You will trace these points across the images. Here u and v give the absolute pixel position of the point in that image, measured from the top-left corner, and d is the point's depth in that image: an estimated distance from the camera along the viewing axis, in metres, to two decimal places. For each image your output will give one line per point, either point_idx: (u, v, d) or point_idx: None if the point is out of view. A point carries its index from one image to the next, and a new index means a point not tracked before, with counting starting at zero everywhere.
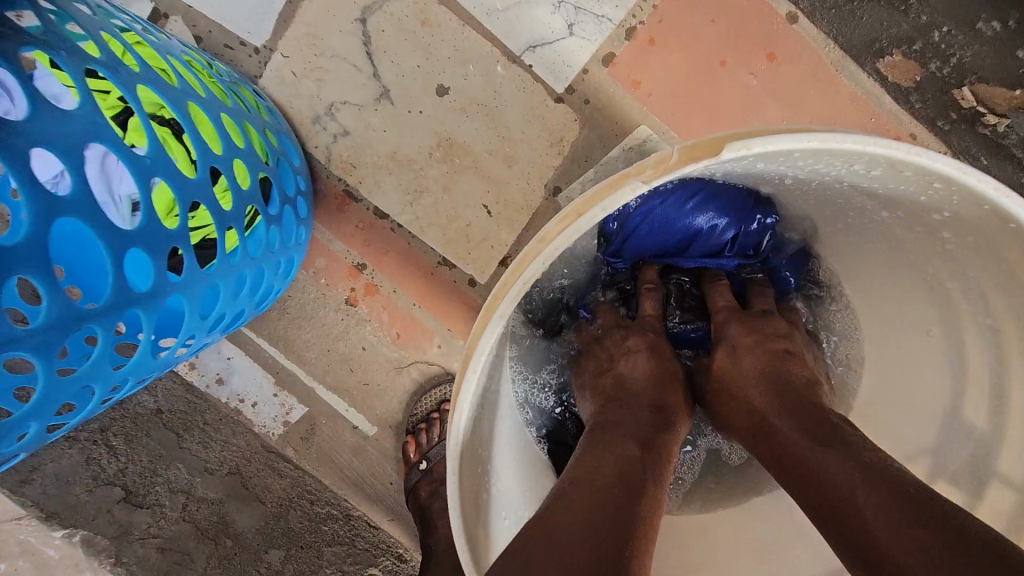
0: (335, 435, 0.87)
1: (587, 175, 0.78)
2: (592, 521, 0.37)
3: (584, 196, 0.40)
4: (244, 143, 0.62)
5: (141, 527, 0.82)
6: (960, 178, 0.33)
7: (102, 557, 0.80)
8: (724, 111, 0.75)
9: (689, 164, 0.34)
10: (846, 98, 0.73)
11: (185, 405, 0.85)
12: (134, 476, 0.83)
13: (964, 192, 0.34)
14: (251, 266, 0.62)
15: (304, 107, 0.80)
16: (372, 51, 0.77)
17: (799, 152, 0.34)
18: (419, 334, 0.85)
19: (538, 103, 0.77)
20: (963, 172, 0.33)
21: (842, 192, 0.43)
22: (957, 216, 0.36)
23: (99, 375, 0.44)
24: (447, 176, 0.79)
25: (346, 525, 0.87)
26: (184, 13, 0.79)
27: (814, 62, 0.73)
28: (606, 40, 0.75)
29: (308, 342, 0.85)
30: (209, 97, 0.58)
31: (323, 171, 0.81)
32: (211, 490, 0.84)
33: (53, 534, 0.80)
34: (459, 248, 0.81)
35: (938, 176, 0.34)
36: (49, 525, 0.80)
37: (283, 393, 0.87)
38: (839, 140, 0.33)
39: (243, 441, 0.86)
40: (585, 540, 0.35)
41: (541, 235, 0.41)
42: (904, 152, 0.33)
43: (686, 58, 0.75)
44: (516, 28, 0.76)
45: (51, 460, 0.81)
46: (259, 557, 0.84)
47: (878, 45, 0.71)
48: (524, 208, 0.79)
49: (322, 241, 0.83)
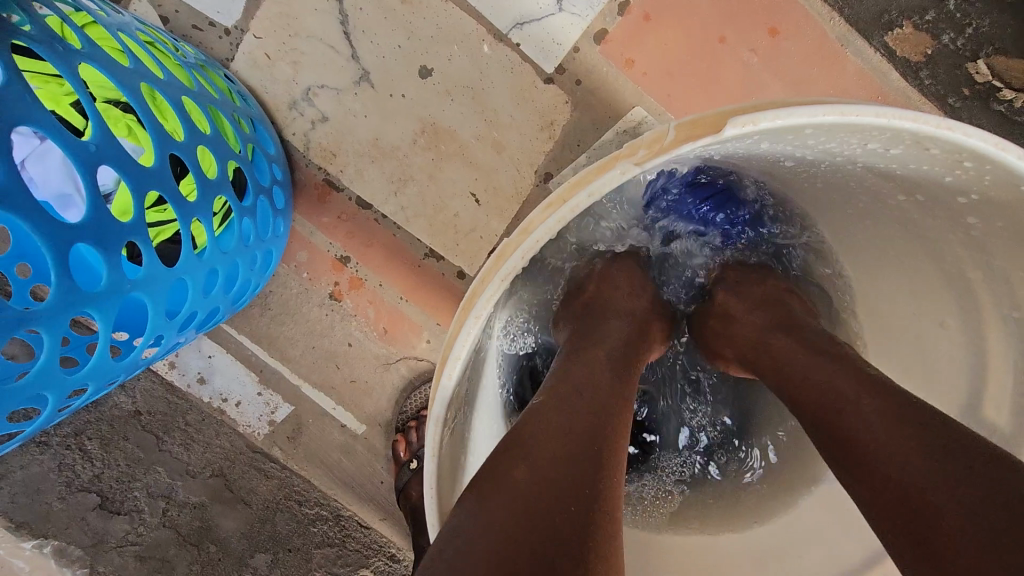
0: (322, 434, 0.84)
1: (579, 160, 0.74)
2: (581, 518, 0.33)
3: (571, 181, 0.36)
4: (211, 129, 0.58)
5: (118, 535, 0.80)
6: (997, 155, 0.29)
7: (77, 566, 0.78)
8: (724, 91, 0.71)
9: (686, 143, 0.31)
10: (853, 75, 0.69)
11: (165, 405, 0.82)
12: (110, 482, 0.80)
13: (998, 171, 0.30)
14: (224, 262, 0.59)
15: (279, 92, 0.76)
16: (350, 31, 0.73)
17: (813, 128, 0.31)
18: (406, 329, 0.81)
19: (527, 85, 0.73)
20: (1000, 148, 0.29)
21: (854, 172, 0.39)
22: (985, 199, 0.33)
23: (52, 382, 0.41)
24: (432, 163, 0.75)
25: (335, 526, 0.85)
26: None
27: (818, 37, 0.69)
28: (598, 16, 0.71)
29: (291, 339, 0.82)
30: (170, 80, 0.54)
31: (302, 160, 0.77)
32: (192, 494, 0.82)
33: (24, 544, 0.77)
34: (447, 239, 0.77)
35: (969, 153, 0.30)
36: (19, 535, 0.77)
37: (267, 392, 0.83)
38: (860, 114, 0.29)
39: (227, 441, 0.83)
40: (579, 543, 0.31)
41: (525, 225, 0.37)
42: (934, 126, 0.29)
43: (683, 34, 0.70)
44: (503, 5, 0.72)
45: (20, 467, 0.78)
46: (244, 562, 0.82)
47: (887, 17, 0.67)
48: (514, 195, 0.75)
49: (303, 234, 0.80)
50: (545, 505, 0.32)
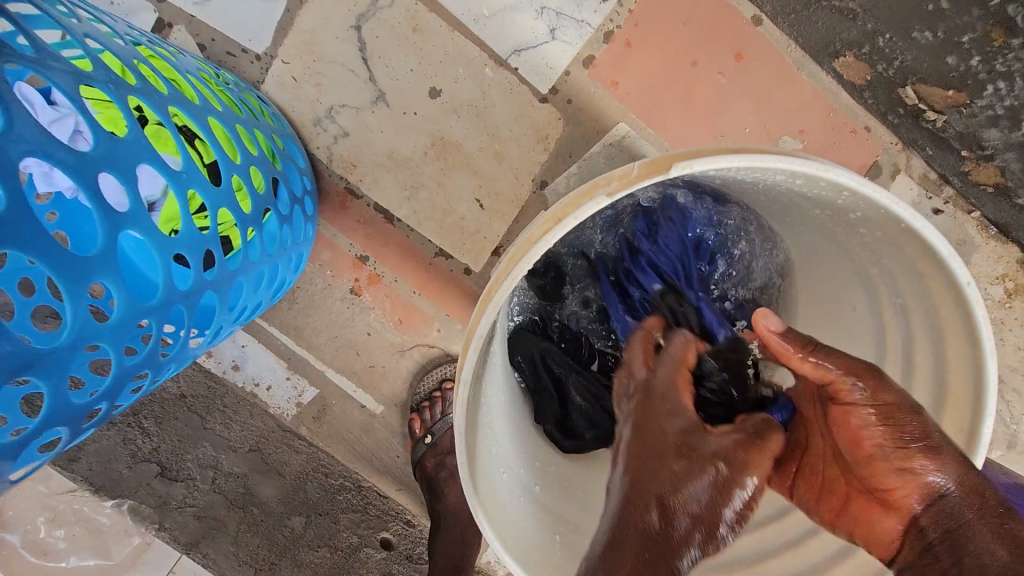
0: (344, 414, 0.94)
1: (571, 170, 0.85)
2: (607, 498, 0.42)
3: (564, 202, 0.47)
4: (257, 151, 0.68)
5: (178, 497, 0.92)
6: (861, 190, 0.39)
7: (148, 523, 0.91)
8: (697, 108, 0.81)
9: (645, 178, 0.41)
10: (808, 94, 0.80)
11: (205, 389, 0.93)
12: (167, 453, 0.92)
13: (866, 199, 0.41)
14: (268, 262, 0.68)
15: (305, 111, 0.85)
16: (367, 57, 0.83)
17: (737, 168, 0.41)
18: (419, 320, 0.92)
19: (524, 104, 0.83)
20: (863, 184, 0.39)
21: (781, 193, 0.50)
22: (866, 216, 0.43)
23: (151, 363, 0.50)
24: (441, 173, 0.85)
25: (358, 494, 0.95)
26: (187, 23, 0.84)
27: (777, 62, 0.79)
28: (586, 44, 0.81)
29: (316, 329, 0.92)
30: (225, 111, 0.64)
31: (326, 170, 0.87)
32: (236, 465, 0.93)
33: (104, 503, 0.90)
34: (455, 240, 0.88)
35: (845, 186, 0.40)
36: (100, 496, 0.90)
37: (295, 376, 0.93)
38: (765, 159, 0.39)
39: (259, 422, 0.94)
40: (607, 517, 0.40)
41: (527, 236, 0.48)
42: (816, 169, 0.39)
43: (660, 59, 0.81)
44: (503, 34, 0.81)
45: (93, 440, 0.91)
46: (283, 523, 0.93)
47: (833, 47, 0.77)
48: (514, 201, 0.86)
49: (327, 236, 0.90)
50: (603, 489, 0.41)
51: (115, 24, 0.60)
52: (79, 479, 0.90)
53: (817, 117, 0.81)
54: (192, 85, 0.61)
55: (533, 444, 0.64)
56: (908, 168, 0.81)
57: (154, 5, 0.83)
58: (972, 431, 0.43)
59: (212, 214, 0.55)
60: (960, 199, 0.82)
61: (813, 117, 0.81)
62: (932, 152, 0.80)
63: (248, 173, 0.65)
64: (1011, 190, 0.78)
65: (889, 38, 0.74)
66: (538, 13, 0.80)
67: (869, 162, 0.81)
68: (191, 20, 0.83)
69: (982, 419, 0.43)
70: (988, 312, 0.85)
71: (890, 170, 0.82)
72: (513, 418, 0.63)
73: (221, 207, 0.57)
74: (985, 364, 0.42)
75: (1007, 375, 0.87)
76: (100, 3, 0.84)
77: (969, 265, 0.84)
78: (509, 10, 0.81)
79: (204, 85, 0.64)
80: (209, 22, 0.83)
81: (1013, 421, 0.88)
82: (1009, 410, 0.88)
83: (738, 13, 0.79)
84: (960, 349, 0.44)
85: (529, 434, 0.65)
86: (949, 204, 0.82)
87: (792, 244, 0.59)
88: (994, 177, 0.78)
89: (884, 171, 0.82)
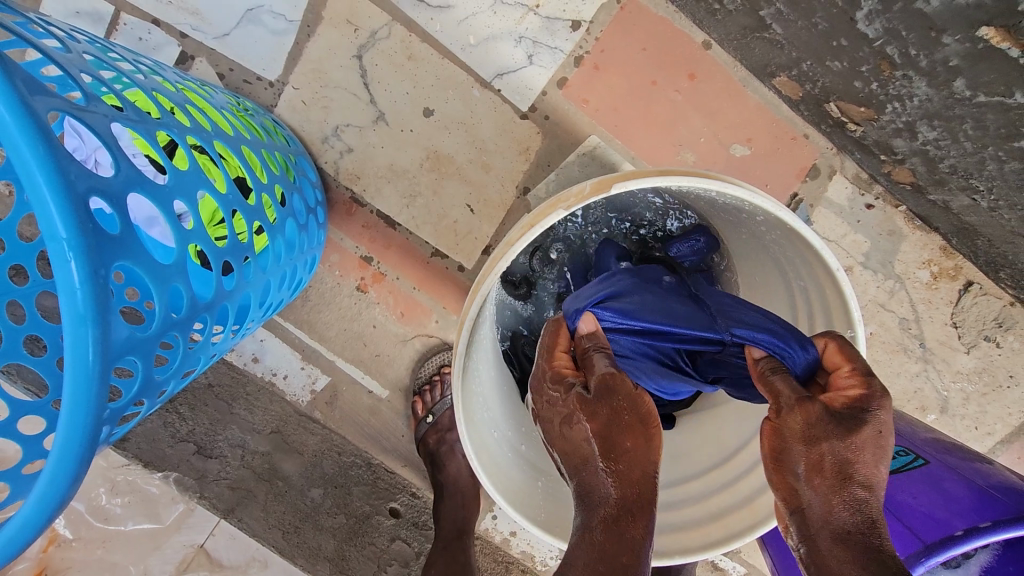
0: (355, 399, 1.06)
1: (549, 177, 0.97)
2: (604, 531, 0.44)
3: (536, 211, 0.59)
4: (278, 170, 0.80)
5: (214, 472, 1.04)
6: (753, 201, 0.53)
7: (190, 492, 1.03)
8: (658, 121, 0.93)
9: (595, 194, 0.55)
10: (753, 107, 0.92)
11: (229, 378, 1.04)
12: (201, 435, 1.04)
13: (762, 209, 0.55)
14: (290, 265, 0.80)
15: (314, 130, 0.96)
16: (368, 82, 0.94)
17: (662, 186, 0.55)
18: (419, 312, 1.03)
19: (507, 120, 0.95)
20: (755, 196, 0.53)
21: (710, 198, 0.63)
22: (768, 219, 0.58)
23: (204, 349, 0.62)
24: (436, 182, 0.97)
25: (368, 470, 1.07)
26: (208, 55, 0.94)
27: (725, 79, 0.91)
28: (559, 68, 0.93)
29: (327, 323, 1.03)
30: (251, 138, 0.76)
31: (333, 182, 0.98)
32: (261, 445, 1.05)
33: (153, 475, 1.02)
34: (450, 241, 0.99)
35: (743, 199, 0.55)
36: (148, 470, 1.02)
37: (309, 366, 1.05)
38: (679, 180, 0.52)
39: (278, 407, 1.05)
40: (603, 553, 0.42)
41: (507, 240, 0.59)
42: (720, 186, 0.53)
43: (625, 80, 0.92)
44: (487, 60, 0.93)
45: (138, 424, 1.03)
46: (304, 494, 1.05)
47: (770, 68, 0.88)
48: (501, 205, 0.97)
49: (336, 240, 1.01)
50: (602, 535, 0.44)
51: (155, 66, 0.71)
52: (130, 455, 1.02)
53: (763, 125, 0.93)
54: (225, 118, 0.73)
55: (520, 415, 0.76)
56: (842, 170, 0.94)
57: (177, 40, 0.94)
58: None
59: (250, 226, 0.67)
60: (888, 195, 0.94)
61: (759, 125, 0.93)
62: (860, 155, 0.91)
63: (274, 190, 0.77)
64: (924, 189, 0.88)
65: (810, 64, 0.81)
66: (516, 42, 0.92)
67: (809, 165, 0.94)
68: (211, 53, 0.94)
69: None
70: (917, 293, 0.97)
71: (827, 172, 0.94)
72: (500, 392, 0.75)
73: (255, 220, 0.69)
74: (856, 328, 0.57)
75: (937, 348, 0.99)
76: (129, 39, 0.94)
77: (898, 252, 0.96)
78: (491, 39, 0.92)
79: (235, 118, 0.76)
80: (228, 55, 0.94)
81: (944, 388, 1.00)
82: (940, 379, 1.00)
83: (690, 39, 0.91)
84: (840, 318, 0.58)
85: (517, 408, 0.76)
86: (879, 199, 0.94)
87: (734, 241, 0.74)
88: (910, 178, 0.88)
89: (823, 172, 0.94)
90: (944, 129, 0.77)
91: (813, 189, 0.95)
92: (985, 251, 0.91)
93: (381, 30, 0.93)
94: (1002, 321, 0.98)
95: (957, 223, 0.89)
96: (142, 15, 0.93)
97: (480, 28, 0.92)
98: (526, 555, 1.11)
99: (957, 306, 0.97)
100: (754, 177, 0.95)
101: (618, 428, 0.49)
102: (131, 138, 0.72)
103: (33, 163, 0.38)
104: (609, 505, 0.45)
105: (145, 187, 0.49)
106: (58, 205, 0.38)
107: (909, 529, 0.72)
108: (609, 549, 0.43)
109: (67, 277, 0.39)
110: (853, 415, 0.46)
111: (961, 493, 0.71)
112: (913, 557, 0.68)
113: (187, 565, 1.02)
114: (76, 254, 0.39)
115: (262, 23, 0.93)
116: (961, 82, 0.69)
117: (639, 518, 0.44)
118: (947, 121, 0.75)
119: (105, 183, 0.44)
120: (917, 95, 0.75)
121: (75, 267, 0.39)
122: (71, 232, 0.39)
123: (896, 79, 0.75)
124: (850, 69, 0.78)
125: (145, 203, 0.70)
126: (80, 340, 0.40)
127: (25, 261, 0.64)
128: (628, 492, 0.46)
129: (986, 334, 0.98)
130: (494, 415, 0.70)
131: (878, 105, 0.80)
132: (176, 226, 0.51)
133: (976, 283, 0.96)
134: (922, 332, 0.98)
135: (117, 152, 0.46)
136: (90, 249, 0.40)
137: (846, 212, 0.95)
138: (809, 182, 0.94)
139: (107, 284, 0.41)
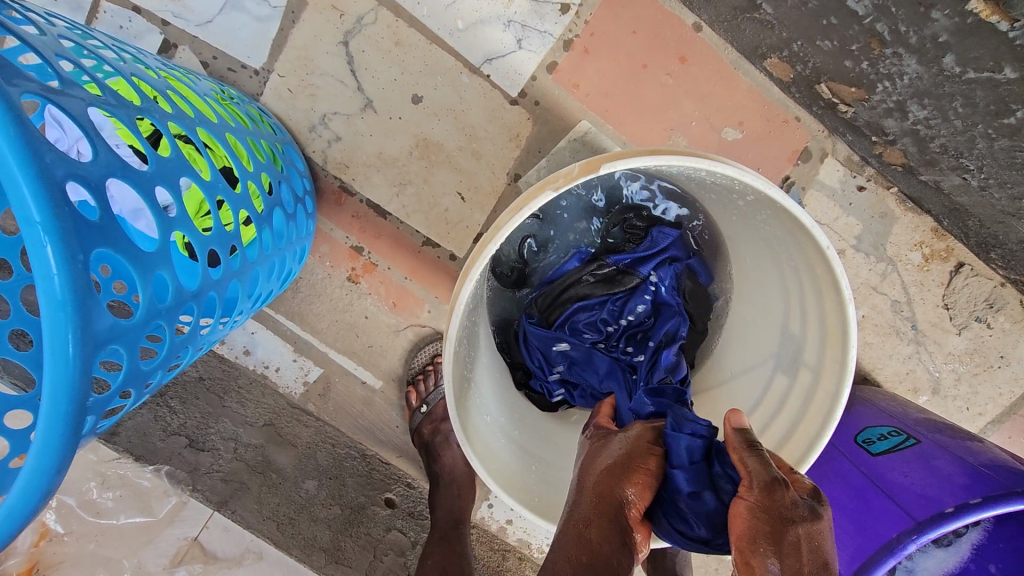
0: (348, 390, 1.05)
1: (540, 163, 0.96)
2: (582, 540, 0.52)
3: (526, 193, 0.58)
4: (265, 159, 0.79)
5: (207, 465, 1.03)
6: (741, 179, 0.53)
7: (183, 485, 1.02)
8: (649, 105, 0.92)
9: (586, 174, 0.54)
10: (745, 89, 0.91)
11: (221, 372, 1.03)
12: (194, 428, 1.03)
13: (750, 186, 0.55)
14: (280, 255, 0.78)
15: (302, 119, 0.95)
16: (355, 69, 0.93)
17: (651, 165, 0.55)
18: (411, 302, 1.02)
19: (497, 106, 0.94)
20: (743, 174, 0.53)
21: (699, 178, 0.63)
22: (758, 198, 0.59)
23: (191, 339, 0.60)
24: (426, 170, 0.96)
25: (363, 460, 1.07)
26: (190, 43, 0.93)
27: (716, 62, 0.91)
28: (549, 52, 0.92)
29: (319, 314, 1.02)
30: (237, 126, 0.75)
31: (322, 171, 0.97)
32: (253, 438, 1.04)
33: (145, 469, 1.01)
34: (441, 230, 0.98)
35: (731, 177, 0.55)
36: (140, 463, 1.01)
37: (301, 358, 1.04)
38: (667, 160, 0.52)
39: (271, 399, 1.05)
40: (570, 551, 0.52)
41: (497, 224, 0.58)
42: (707, 165, 0.52)
43: (616, 63, 0.91)
44: (474, 44, 0.92)
45: (129, 418, 1.02)
46: (299, 485, 1.05)
47: (761, 50, 0.87)
48: (491, 192, 0.97)
49: (325, 230, 1.00)
50: (572, 540, 0.53)
51: (137, 53, 0.70)
52: (120, 449, 1.01)
53: (754, 107, 0.92)
54: (210, 106, 0.72)
55: (512, 402, 0.77)
56: (834, 152, 0.94)
57: (159, 27, 0.92)
58: (843, 358, 0.59)
59: (237, 215, 0.66)
60: (880, 177, 0.94)
61: (751, 107, 0.92)
62: (852, 137, 0.91)
63: (262, 178, 0.76)
64: (915, 169, 0.88)
65: (801, 44, 0.81)
66: (505, 26, 0.91)
67: (801, 148, 0.94)
68: (194, 41, 0.93)
69: (848, 349, 0.59)
70: (908, 275, 0.97)
71: (818, 155, 0.94)
72: (495, 380, 0.75)
73: (242, 209, 0.67)
74: (846, 306, 0.58)
75: (928, 329, 0.99)
76: (109, 27, 0.92)
77: (890, 234, 0.96)
78: (479, 24, 0.91)
79: (220, 106, 0.75)
80: (211, 42, 0.93)
81: (936, 369, 1.01)
82: (931, 360, 1.00)
83: (680, 21, 0.90)
84: (830, 297, 0.59)
85: (510, 397, 0.77)
86: (871, 181, 0.94)
87: (724, 223, 0.74)
88: (901, 158, 0.88)
89: (815, 155, 0.94)
90: (933, 107, 0.77)
91: (805, 172, 0.94)
92: (976, 231, 0.91)
93: (368, 15, 0.91)
94: (993, 302, 0.98)
95: (948, 205, 0.90)
96: (122, 2, 0.91)
97: (468, 12, 0.91)
98: (522, 544, 1.12)
99: (949, 287, 0.98)
100: (746, 160, 0.94)
101: (627, 467, 0.56)
102: (111, 125, 0.70)
103: (5, 145, 0.37)
104: (580, 525, 0.53)
105: (125, 172, 0.48)
106: (32, 188, 0.37)
107: (896, 505, 0.71)
108: (574, 553, 0.51)
109: (44, 262, 0.38)
110: (749, 540, 0.48)
111: (950, 469, 0.71)
112: (904, 535, 0.67)
113: (182, 557, 1.02)
114: (52, 238, 0.38)
115: (245, 9, 0.92)
116: (951, 58, 0.69)
117: (600, 525, 0.53)
118: (936, 99, 0.75)
119: (82, 167, 0.43)
120: (908, 73, 0.75)
121: (52, 251, 0.38)
122: (46, 216, 0.38)
123: (886, 57, 0.74)
124: (840, 48, 0.77)
125: (126, 190, 0.68)
126: (58, 327, 0.39)
127: (5, 254, 0.62)
128: (606, 521, 0.53)
129: (977, 315, 0.98)
130: (487, 399, 0.70)
131: (870, 84, 0.80)
132: (159, 214, 0.50)
133: (967, 264, 0.97)
134: (914, 314, 0.99)
135: (95, 137, 0.45)
136: (66, 233, 0.39)
137: (838, 194, 0.95)
138: (801, 165, 0.94)
139: (87, 270, 0.40)
